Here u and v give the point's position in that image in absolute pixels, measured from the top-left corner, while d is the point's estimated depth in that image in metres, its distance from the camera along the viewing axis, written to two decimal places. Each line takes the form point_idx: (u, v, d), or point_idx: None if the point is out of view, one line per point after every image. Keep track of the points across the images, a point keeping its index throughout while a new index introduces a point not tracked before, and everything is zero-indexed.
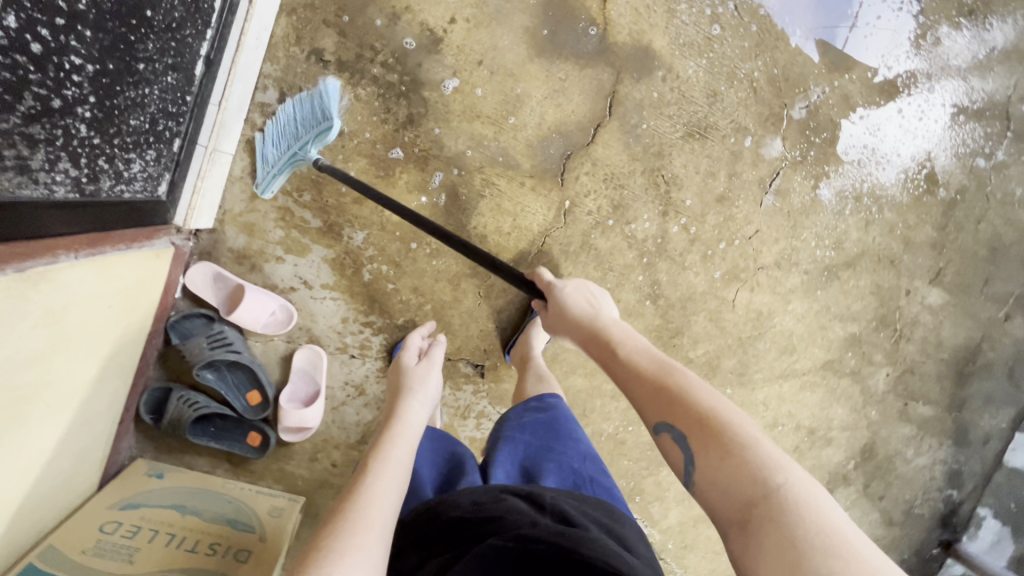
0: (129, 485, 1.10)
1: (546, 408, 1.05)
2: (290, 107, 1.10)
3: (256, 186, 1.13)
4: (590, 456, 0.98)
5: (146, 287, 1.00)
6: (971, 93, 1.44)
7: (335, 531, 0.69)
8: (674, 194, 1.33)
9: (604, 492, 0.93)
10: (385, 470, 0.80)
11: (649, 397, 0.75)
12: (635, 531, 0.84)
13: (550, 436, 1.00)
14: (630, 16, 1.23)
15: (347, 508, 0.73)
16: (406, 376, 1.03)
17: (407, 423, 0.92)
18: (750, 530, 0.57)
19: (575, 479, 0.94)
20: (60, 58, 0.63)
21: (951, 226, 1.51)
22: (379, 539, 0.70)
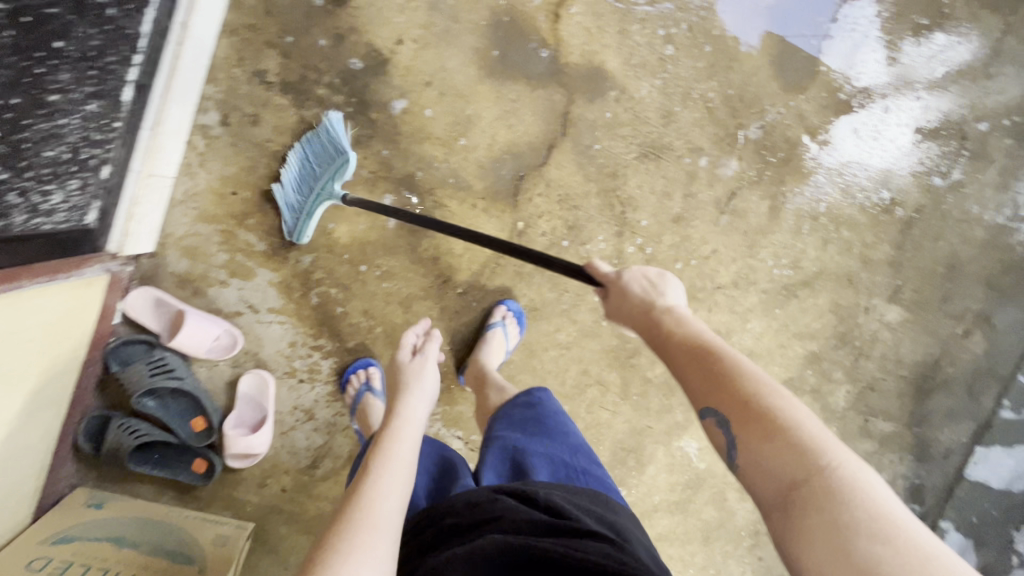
0: (65, 517, 1.07)
1: (536, 404, 1.04)
2: (302, 150, 1.10)
3: (292, 236, 1.13)
4: (581, 448, 0.96)
5: (79, 317, 0.98)
6: (926, 113, 1.45)
7: (340, 533, 0.68)
8: (629, 214, 1.32)
9: (598, 484, 0.91)
10: (387, 468, 0.77)
11: (693, 375, 0.69)
12: (629, 518, 0.83)
13: (539, 431, 0.98)
14: (582, 37, 1.22)
15: (351, 510, 0.71)
16: (401, 373, 1.00)
17: (406, 418, 0.90)
18: (795, 517, 0.54)
19: (567, 472, 0.91)
20: None
21: (909, 244, 1.51)
22: (388, 533, 0.69)
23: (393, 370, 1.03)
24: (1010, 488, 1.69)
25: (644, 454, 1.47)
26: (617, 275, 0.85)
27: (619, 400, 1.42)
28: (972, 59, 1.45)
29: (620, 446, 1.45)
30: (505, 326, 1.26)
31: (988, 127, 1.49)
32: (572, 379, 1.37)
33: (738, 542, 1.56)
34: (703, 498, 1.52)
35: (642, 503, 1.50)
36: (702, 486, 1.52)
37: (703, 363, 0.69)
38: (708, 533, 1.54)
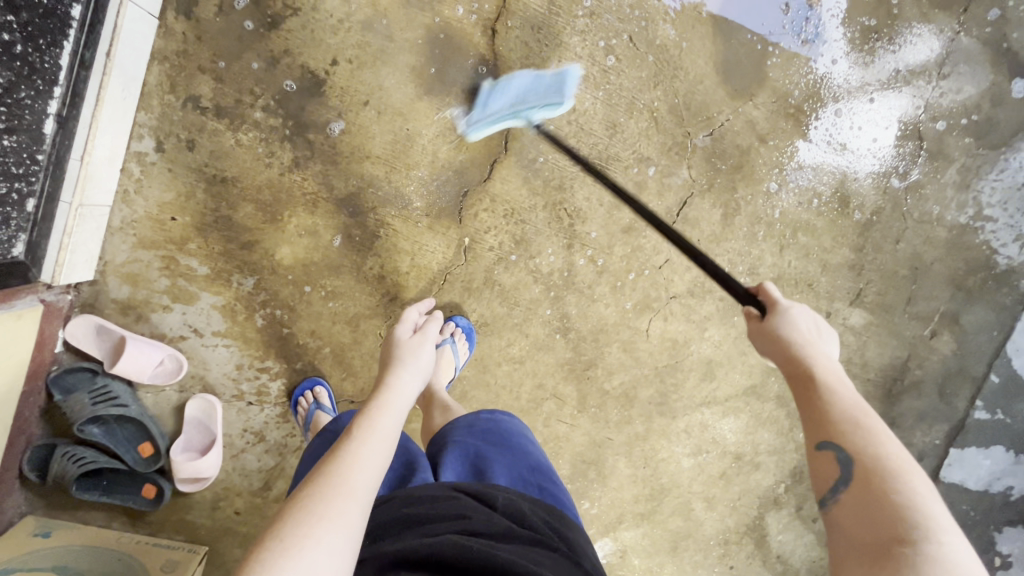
0: (10, 547, 1.07)
1: (498, 415, 1.02)
2: (529, 76, 1.21)
3: (465, 124, 1.20)
4: (539, 467, 0.94)
5: (8, 349, 0.97)
6: (880, 115, 1.44)
7: (315, 495, 0.66)
8: (578, 226, 1.31)
9: (553, 501, 0.88)
10: (368, 438, 0.74)
11: (822, 413, 0.69)
12: (581, 536, 0.82)
13: (499, 442, 0.95)
14: (521, 51, 1.21)
15: (328, 472, 0.69)
16: (398, 347, 0.95)
17: (398, 393, 0.84)
18: (886, 563, 0.54)
19: (523, 486, 0.89)
20: None
21: (869, 247, 1.50)
22: (360, 507, 0.67)
23: (391, 340, 0.99)
24: (987, 489, 1.66)
25: (606, 466, 1.46)
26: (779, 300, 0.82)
27: (577, 412, 1.41)
28: (924, 59, 1.43)
29: (580, 458, 1.44)
30: (454, 342, 1.24)
31: (945, 126, 1.47)
32: (527, 392, 1.37)
33: (706, 551, 1.55)
34: (669, 508, 1.51)
35: (606, 515, 1.48)
36: (667, 496, 1.50)
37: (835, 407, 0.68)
38: (675, 543, 1.53)
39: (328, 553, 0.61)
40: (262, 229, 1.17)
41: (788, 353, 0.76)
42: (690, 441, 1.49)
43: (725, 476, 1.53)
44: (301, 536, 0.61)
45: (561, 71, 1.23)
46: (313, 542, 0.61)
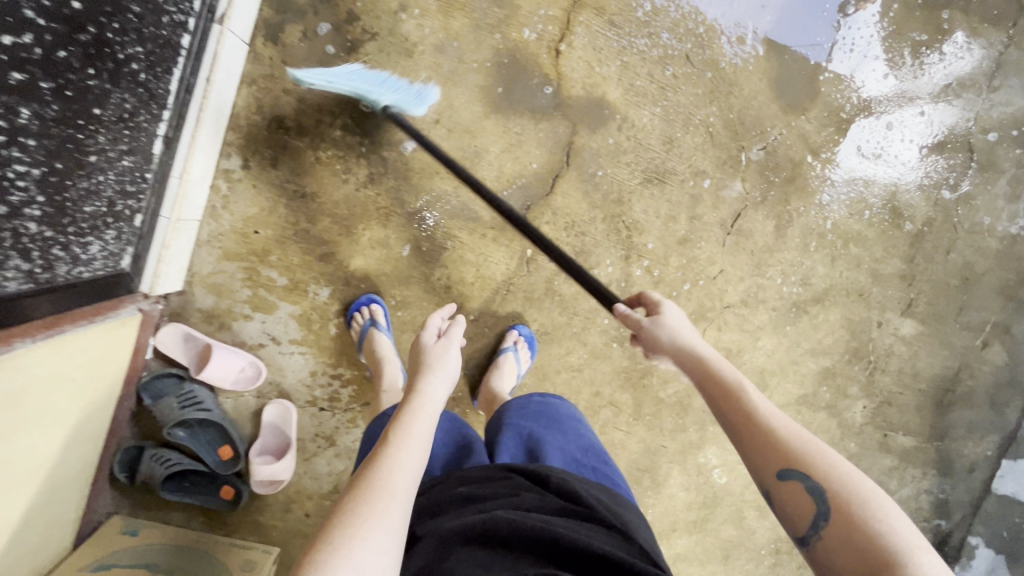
0: (103, 545, 1.12)
1: (550, 399, 1.06)
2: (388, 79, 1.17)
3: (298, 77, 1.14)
4: (591, 449, 0.97)
5: (111, 355, 1.02)
6: (931, 127, 1.46)
7: (357, 499, 0.66)
8: (636, 238, 1.35)
9: (608, 481, 0.91)
10: (405, 443, 0.75)
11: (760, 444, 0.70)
12: (636, 515, 0.83)
13: (552, 425, 0.99)
14: (584, 70, 1.26)
15: (369, 477, 0.69)
16: (424, 353, 0.94)
17: (429, 397, 0.85)
18: None
19: (578, 467, 0.92)
20: (4, 169, 0.64)
21: (920, 257, 1.51)
22: (401, 507, 0.67)
23: (416, 349, 0.98)
24: None
25: (660, 474, 1.48)
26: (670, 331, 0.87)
27: (632, 420, 1.44)
28: (973, 72, 1.45)
29: (635, 466, 1.46)
30: (517, 351, 1.29)
31: (996, 138, 1.48)
32: (584, 401, 1.40)
33: (758, 561, 1.55)
34: (721, 516, 1.52)
35: (659, 522, 1.50)
36: (720, 505, 1.51)
37: (770, 428, 0.70)
38: (728, 551, 1.53)
39: (375, 551, 0.61)
40: (337, 242, 1.22)
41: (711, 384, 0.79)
42: None
43: None
44: (349, 537, 0.62)
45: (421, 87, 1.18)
46: (360, 542, 0.61)
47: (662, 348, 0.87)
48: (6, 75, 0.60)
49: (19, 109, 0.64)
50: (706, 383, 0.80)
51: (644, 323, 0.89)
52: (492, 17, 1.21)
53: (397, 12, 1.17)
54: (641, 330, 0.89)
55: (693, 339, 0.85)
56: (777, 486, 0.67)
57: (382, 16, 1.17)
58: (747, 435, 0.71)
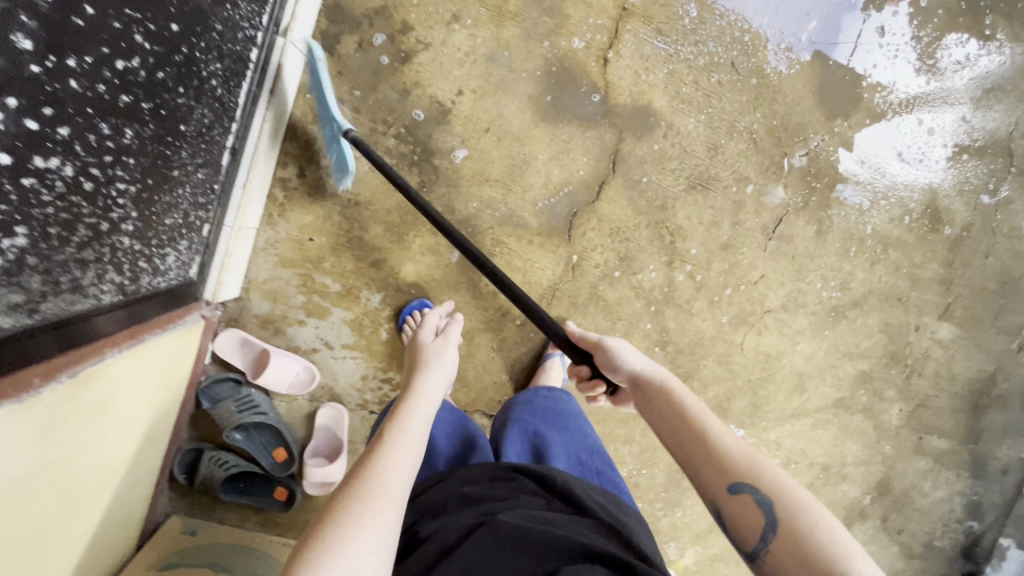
0: (167, 545, 1.14)
1: (557, 395, 1.07)
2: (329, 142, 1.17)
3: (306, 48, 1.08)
4: (596, 450, 0.98)
5: (178, 362, 1.05)
6: (972, 132, 1.46)
7: (351, 497, 0.66)
8: (679, 244, 1.36)
9: (610, 485, 0.92)
10: (400, 442, 0.75)
11: (704, 458, 0.68)
12: (638, 522, 0.84)
13: (557, 423, 1.01)
14: (631, 78, 1.27)
15: (364, 475, 0.69)
16: (422, 352, 0.96)
17: (424, 398, 0.85)
18: None
19: (581, 469, 0.93)
20: (107, 188, 0.66)
21: (958, 262, 1.52)
22: (395, 506, 0.67)
23: (414, 349, 0.99)
24: None
25: None
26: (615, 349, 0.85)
27: None
28: (1015, 78, 1.45)
29: (674, 468, 1.48)
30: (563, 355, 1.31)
31: None
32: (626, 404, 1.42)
33: None
34: None
35: (697, 524, 1.51)
36: None
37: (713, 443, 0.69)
38: None
39: (367, 550, 0.61)
40: (389, 249, 1.24)
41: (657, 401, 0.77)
42: (780, 452, 1.53)
43: (812, 486, 1.56)
44: (341, 536, 0.61)
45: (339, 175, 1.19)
46: (352, 541, 0.61)
47: (615, 364, 0.84)
48: (117, 98, 0.62)
49: (125, 130, 0.66)
50: (656, 399, 0.78)
51: (601, 340, 0.87)
52: (542, 27, 1.22)
53: (450, 22, 1.19)
54: (595, 348, 0.87)
55: (644, 358, 0.83)
56: (726, 503, 0.65)
57: (435, 26, 1.19)
58: (698, 450, 0.69)
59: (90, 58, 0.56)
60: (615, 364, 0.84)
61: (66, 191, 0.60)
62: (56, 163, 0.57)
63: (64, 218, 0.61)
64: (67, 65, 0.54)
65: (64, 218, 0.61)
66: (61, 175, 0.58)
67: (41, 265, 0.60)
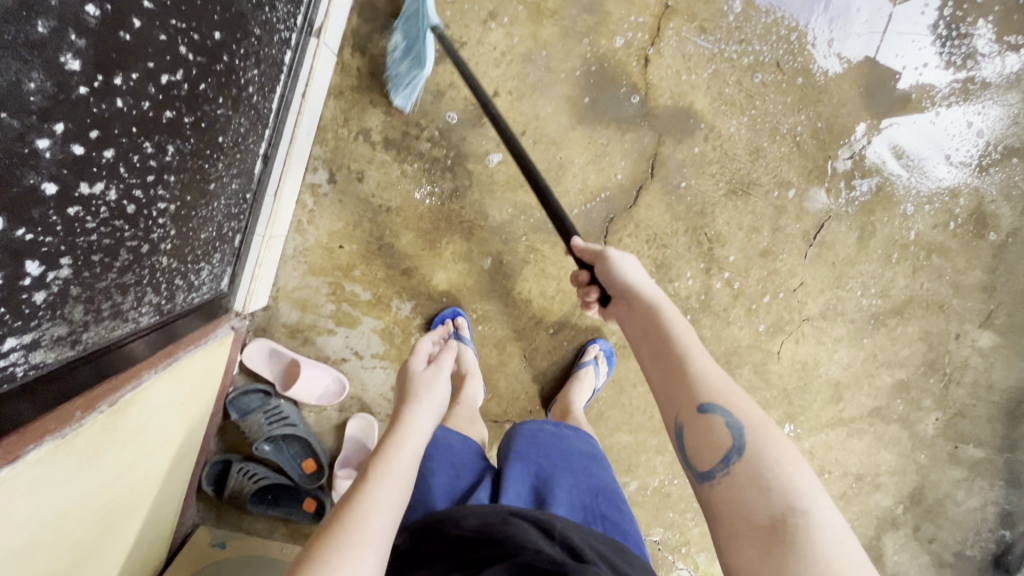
0: (195, 559, 1.12)
1: (564, 432, 0.92)
2: (399, 40, 1.10)
3: None
4: (604, 490, 0.83)
5: (209, 378, 1.02)
6: (1022, 135, 1.37)
7: (328, 542, 0.58)
8: (717, 251, 1.32)
9: (618, 535, 0.78)
10: (383, 481, 0.66)
11: (682, 377, 0.64)
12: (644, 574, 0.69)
13: (562, 460, 0.86)
14: (672, 79, 1.22)
15: (341, 520, 0.60)
16: (412, 382, 0.88)
17: (412, 430, 0.77)
18: (777, 543, 0.49)
19: (585, 515, 0.79)
20: (149, 209, 0.63)
21: (1002, 268, 1.42)
22: (377, 551, 0.59)
23: (403, 377, 0.91)
24: None
25: None
26: (617, 258, 0.80)
27: None
28: None
29: None
30: (597, 364, 1.25)
31: None
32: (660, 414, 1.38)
33: None
34: None
35: None
36: None
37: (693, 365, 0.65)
38: None
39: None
40: (421, 255, 1.20)
41: (643, 314, 0.73)
42: (813, 462, 1.49)
43: (846, 497, 1.51)
44: None
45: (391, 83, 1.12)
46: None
47: (608, 277, 0.79)
48: (160, 114, 0.58)
49: (166, 147, 0.62)
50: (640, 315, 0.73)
51: (604, 249, 0.81)
52: (581, 25, 1.18)
53: (487, 20, 1.15)
54: (595, 256, 0.82)
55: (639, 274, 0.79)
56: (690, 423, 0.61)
57: (470, 25, 1.15)
58: (675, 371, 0.65)
59: (135, 74, 0.52)
60: (608, 274, 0.79)
61: (110, 216, 0.56)
62: (101, 188, 0.53)
63: (107, 244, 0.57)
64: (114, 85, 0.50)
65: (108, 245, 0.58)
66: (105, 201, 0.54)
67: (84, 295, 0.56)
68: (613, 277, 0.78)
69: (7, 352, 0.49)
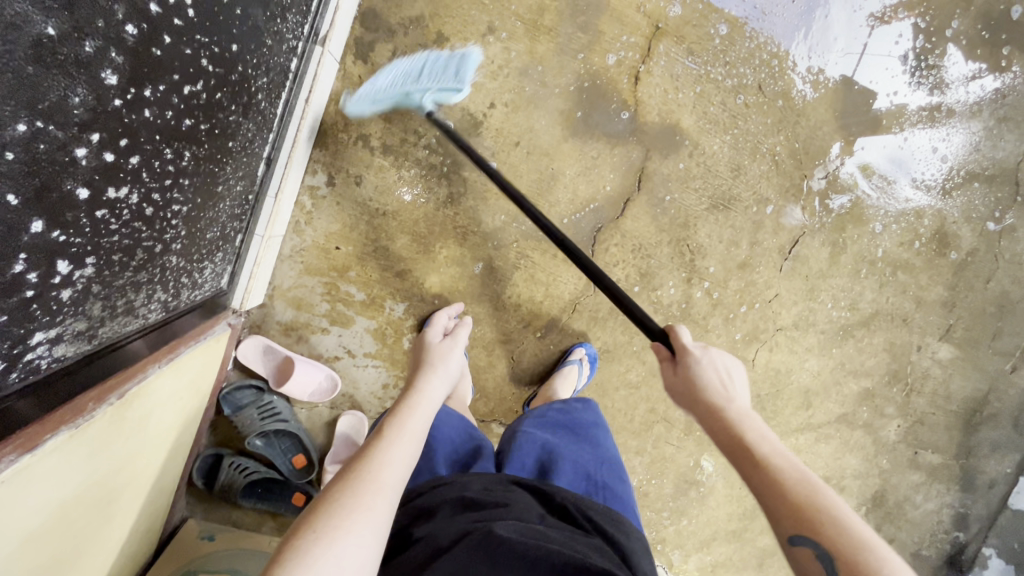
0: (185, 551, 1.14)
1: (570, 409, 0.99)
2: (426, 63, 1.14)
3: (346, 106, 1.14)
4: (607, 464, 0.89)
5: (206, 370, 1.04)
6: (981, 161, 1.47)
7: (345, 489, 0.63)
8: (698, 262, 1.38)
9: (618, 504, 0.83)
10: (396, 438, 0.71)
11: (782, 503, 0.61)
12: (640, 543, 0.75)
13: (568, 437, 0.92)
14: (660, 97, 1.29)
15: (358, 468, 0.66)
16: (428, 352, 0.94)
17: (426, 395, 0.82)
18: None
19: (588, 484, 0.84)
20: (164, 211, 0.66)
21: (961, 286, 1.51)
22: (388, 502, 0.64)
23: (421, 347, 0.98)
24: None
25: (705, 487, 1.50)
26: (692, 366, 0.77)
27: (684, 436, 1.47)
28: None
29: (683, 478, 1.48)
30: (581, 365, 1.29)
31: None
32: (640, 417, 1.44)
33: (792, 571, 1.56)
34: (760, 525, 1.53)
35: (701, 531, 1.51)
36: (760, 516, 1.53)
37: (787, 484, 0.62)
38: (762, 559, 1.54)
39: (358, 544, 0.58)
40: (415, 259, 1.24)
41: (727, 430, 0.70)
42: None
43: None
44: (334, 527, 0.58)
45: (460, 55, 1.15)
46: (344, 533, 0.58)
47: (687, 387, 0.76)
48: (181, 122, 0.61)
49: (184, 152, 0.65)
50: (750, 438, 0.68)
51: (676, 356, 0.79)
52: (576, 42, 1.23)
53: (485, 34, 1.19)
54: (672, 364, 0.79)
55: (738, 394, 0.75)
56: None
57: (469, 38, 1.19)
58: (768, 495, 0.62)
59: (162, 87, 0.55)
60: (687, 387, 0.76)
61: (131, 218, 0.59)
62: (125, 192, 0.56)
63: (126, 244, 0.60)
64: (144, 96, 0.53)
65: (127, 244, 0.60)
66: (128, 203, 0.57)
67: (102, 291, 0.59)
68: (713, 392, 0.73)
69: (34, 346, 0.52)
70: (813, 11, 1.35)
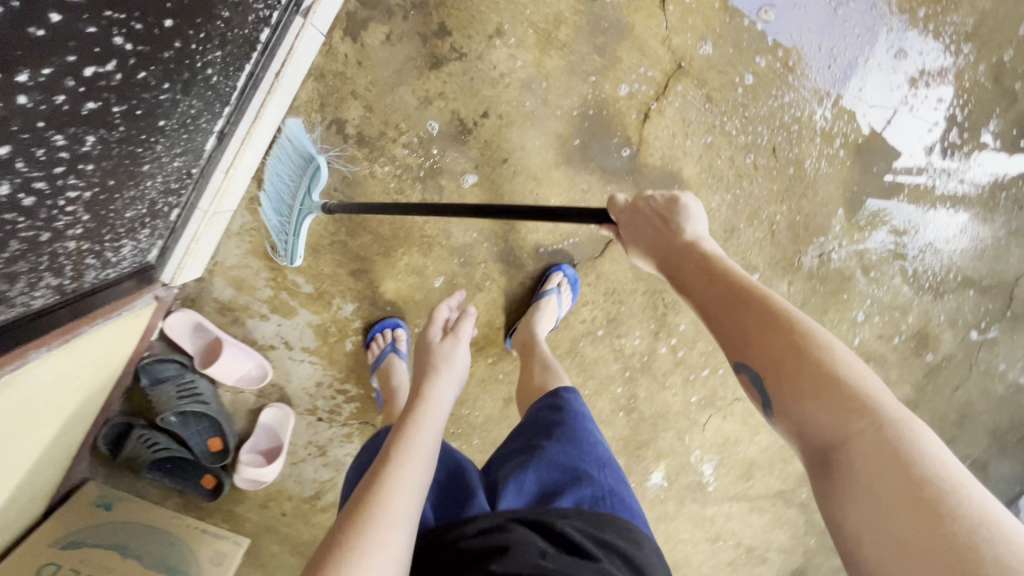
0: (73, 517, 1.08)
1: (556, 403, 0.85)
2: (274, 178, 1.06)
3: (287, 260, 1.09)
4: (608, 463, 0.77)
5: (124, 342, 0.97)
6: (981, 268, 1.41)
7: (355, 525, 0.57)
8: (670, 317, 1.31)
9: (626, 511, 0.72)
10: (409, 462, 0.64)
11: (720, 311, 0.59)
12: (655, 552, 0.68)
13: (564, 437, 0.78)
14: (667, 141, 1.19)
15: (365, 502, 0.59)
16: (431, 354, 0.85)
17: (432, 406, 0.75)
18: (841, 479, 0.47)
19: (593, 494, 0.72)
20: (54, 198, 0.57)
21: (929, 388, 1.48)
22: (404, 534, 0.58)
23: (421, 347, 0.89)
24: None
25: None
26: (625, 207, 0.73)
27: None
28: None
29: None
30: (560, 293, 1.19)
31: None
32: None
33: None
34: None
35: None
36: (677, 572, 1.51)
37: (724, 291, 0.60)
38: None
39: None
40: (373, 259, 1.16)
41: (670, 255, 0.67)
42: (711, 527, 1.50)
43: (733, 564, 1.54)
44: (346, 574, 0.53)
45: (282, 142, 1.04)
46: None
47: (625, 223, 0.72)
48: (80, 106, 0.52)
49: (85, 137, 0.55)
50: (693, 269, 0.65)
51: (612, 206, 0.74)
52: (589, 64, 1.13)
53: (492, 36, 1.09)
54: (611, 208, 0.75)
55: (683, 219, 0.70)
56: (780, 395, 0.52)
57: (474, 37, 1.08)
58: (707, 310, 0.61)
59: (48, 71, 0.46)
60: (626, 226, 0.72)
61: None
62: None
63: None
64: (17, 82, 0.44)
65: None
66: None
67: None
68: (653, 228, 0.70)
69: None
70: (847, 80, 1.25)
